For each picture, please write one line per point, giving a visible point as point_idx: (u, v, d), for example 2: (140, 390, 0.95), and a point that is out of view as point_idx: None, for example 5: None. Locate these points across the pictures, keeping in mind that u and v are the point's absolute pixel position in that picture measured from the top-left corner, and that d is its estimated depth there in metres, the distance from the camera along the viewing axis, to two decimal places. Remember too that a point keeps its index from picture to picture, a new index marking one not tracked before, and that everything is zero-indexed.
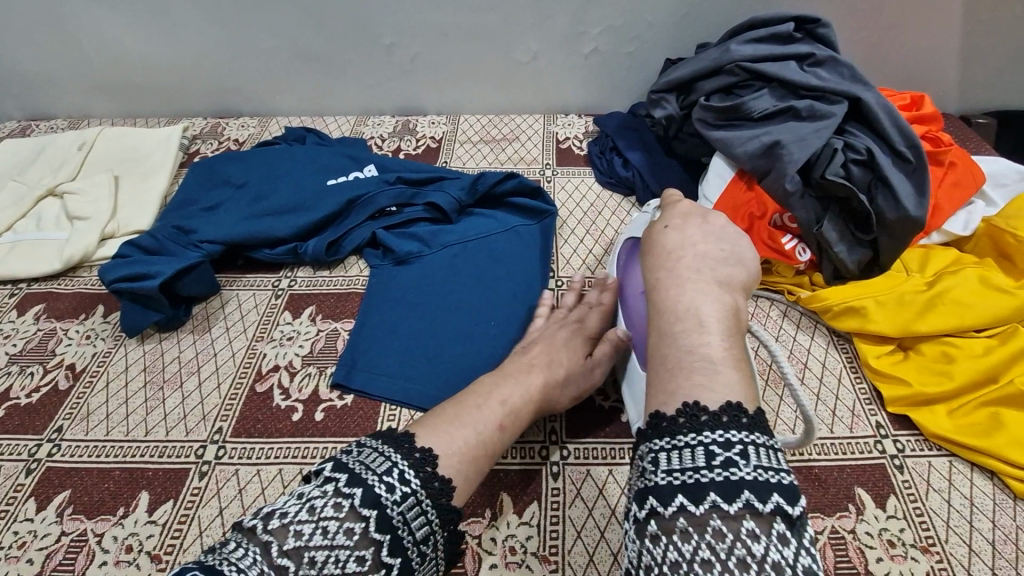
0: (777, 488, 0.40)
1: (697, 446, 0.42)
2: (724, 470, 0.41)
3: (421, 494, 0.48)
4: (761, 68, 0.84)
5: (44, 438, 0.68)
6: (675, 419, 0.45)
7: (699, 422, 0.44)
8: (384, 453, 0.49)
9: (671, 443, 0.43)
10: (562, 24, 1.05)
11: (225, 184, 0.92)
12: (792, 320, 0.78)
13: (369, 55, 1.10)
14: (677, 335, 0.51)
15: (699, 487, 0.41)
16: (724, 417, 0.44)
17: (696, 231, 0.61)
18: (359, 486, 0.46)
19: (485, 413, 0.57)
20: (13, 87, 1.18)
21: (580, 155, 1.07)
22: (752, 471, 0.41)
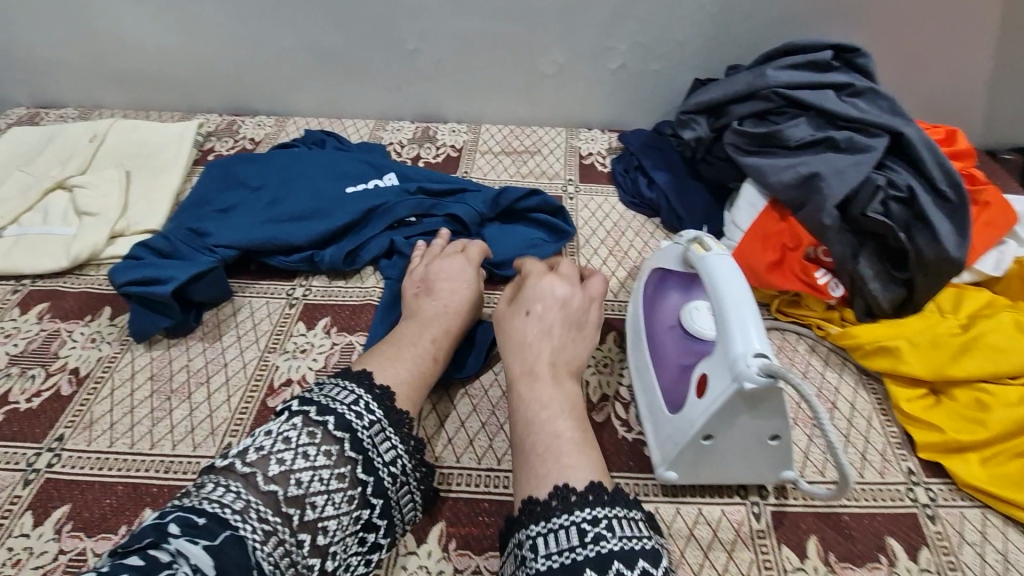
0: (642, 553, 0.45)
1: (570, 525, 0.47)
2: (595, 545, 0.45)
3: (385, 421, 0.53)
4: (798, 96, 0.82)
5: (43, 447, 0.65)
6: (549, 502, 0.49)
7: (570, 503, 0.49)
8: (345, 387, 0.54)
9: (546, 527, 0.47)
10: (590, 38, 1.03)
11: (239, 185, 0.89)
12: (819, 355, 0.76)
13: (389, 60, 1.08)
14: (542, 415, 0.57)
15: (575, 566, 0.44)
16: (590, 496, 0.49)
17: (557, 314, 0.65)
18: (329, 414, 0.50)
19: (418, 348, 0.63)
20: (24, 72, 1.14)
21: (603, 172, 1.05)
22: (617, 542, 0.46)
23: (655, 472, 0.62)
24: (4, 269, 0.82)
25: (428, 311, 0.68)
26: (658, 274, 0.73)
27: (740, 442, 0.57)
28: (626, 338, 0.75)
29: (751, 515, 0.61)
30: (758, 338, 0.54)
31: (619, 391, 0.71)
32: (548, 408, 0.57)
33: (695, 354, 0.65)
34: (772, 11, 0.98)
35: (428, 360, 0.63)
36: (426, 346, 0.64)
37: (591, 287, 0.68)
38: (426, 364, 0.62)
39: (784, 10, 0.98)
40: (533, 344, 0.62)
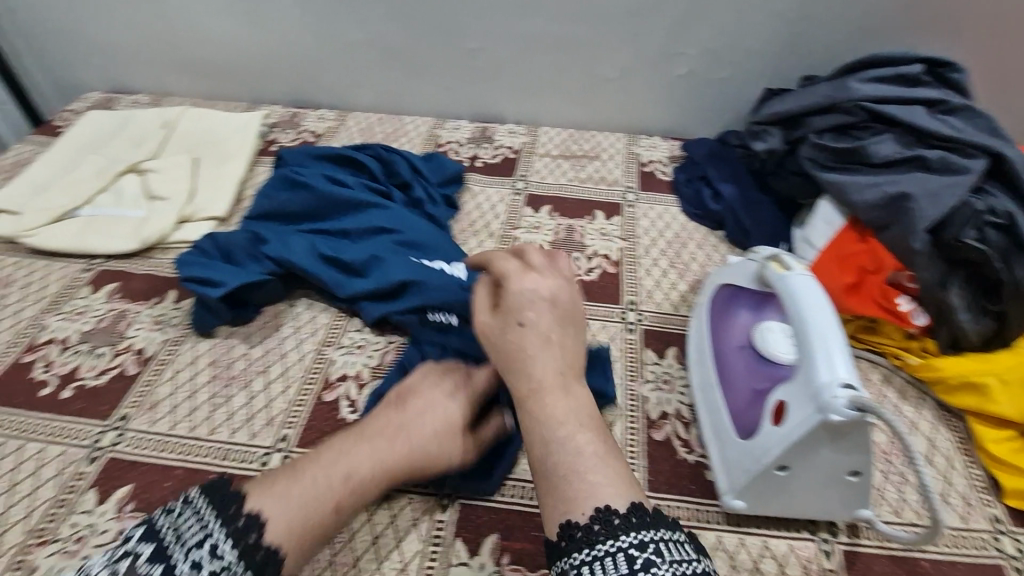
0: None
1: (617, 553, 0.43)
2: (647, 573, 0.41)
3: (236, 567, 0.45)
4: (885, 112, 0.78)
5: (108, 426, 0.66)
6: (591, 526, 0.45)
7: (614, 527, 0.44)
8: (200, 522, 0.46)
9: (590, 555, 0.43)
10: (659, 42, 1.00)
11: (310, 199, 0.83)
12: (895, 387, 0.71)
13: (453, 56, 1.07)
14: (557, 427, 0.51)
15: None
16: (634, 519, 0.44)
17: (551, 317, 0.57)
18: (160, 562, 0.44)
19: (332, 478, 0.52)
20: (101, 57, 1.18)
21: (664, 180, 1.02)
22: (669, 566, 0.42)
23: (720, 499, 0.59)
24: (77, 248, 0.84)
25: (382, 423, 0.57)
26: (726, 291, 0.71)
27: (818, 476, 0.54)
28: (688, 354, 0.73)
29: (821, 552, 0.57)
30: (844, 369, 0.51)
31: (680, 410, 0.69)
32: (564, 422, 0.51)
33: (769, 378, 0.62)
34: (856, 20, 0.93)
35: (325, 507, 0.51)
36: (337, 481, 0.52)
37: (561, 268, 0.62)
38: (327, 503, 0.51)
39: (869, 20, 0.93)
40: (532, 355, 0.54)
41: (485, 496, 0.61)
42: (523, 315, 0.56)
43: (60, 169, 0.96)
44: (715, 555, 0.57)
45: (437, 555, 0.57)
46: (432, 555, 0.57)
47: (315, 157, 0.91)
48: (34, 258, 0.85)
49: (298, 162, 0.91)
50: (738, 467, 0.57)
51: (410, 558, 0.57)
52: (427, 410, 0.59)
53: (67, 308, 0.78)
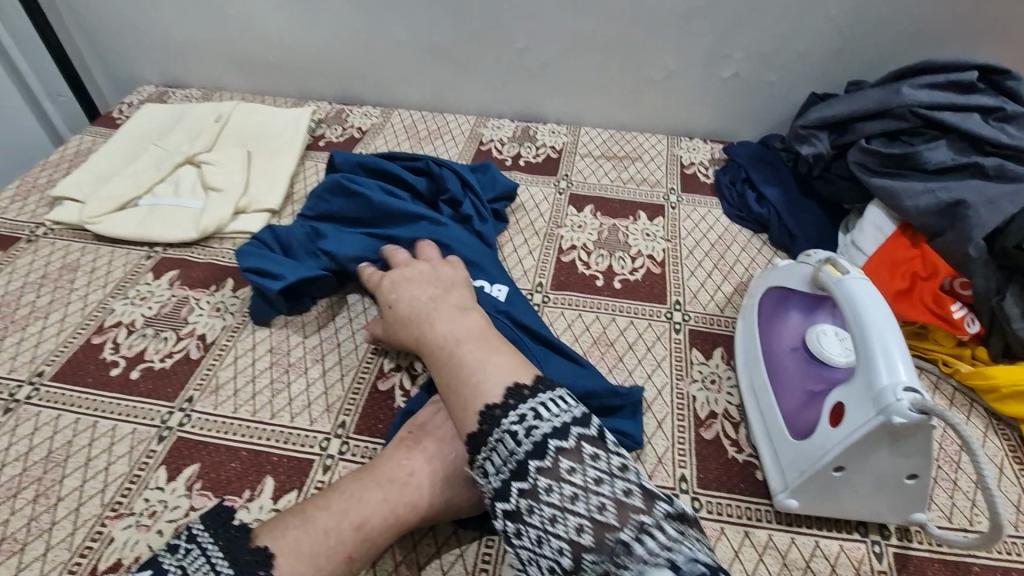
0: (577, 421, 0.48)
1: (504, 434, 0.49)
2: (529, 436, 0.47)
3: None
4: (940, 118, 0.78)
5: (175, 407, 0.68)
6: (482, 425, 0.51)
7: (496, 416, 0.50)
8: (205, 559, 0.47)
9: (488, 447, 0.49)
10: (705, 44, 1.00)
11: (364, 208, 0.84)
12: (943, 394, 0.71)
13: (499, 56, 1.08)
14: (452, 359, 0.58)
15: (524, 463, 0.46)
16: (510, 401, 0.51)
17: (425, 286, 0.67)
18: None
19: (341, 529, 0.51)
20: (157, 53, 1.22)
21: (706, 183, 1.02)
22: (552, 420, 0.48)
23: (772, 498, 0.60)
24: (140, 236, 0.87)
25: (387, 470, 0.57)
26: (777, 292, 0.72)
27: (874, 478, 0.55)
28: (735, 355, 0.73)
29: (872, 554, 0.58)
30: (904, 371, 0.52)
31: (729, 410, 0.69)
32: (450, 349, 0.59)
33: (823, 380, 0.63)
34: (908, 25, 0.93)
35: (337, 557, 0.50)
36: (345, 532, 0.51)
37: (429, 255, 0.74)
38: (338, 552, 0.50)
39: (921, 25, 0.93)
40: (425, 310, 0.64)
41: None
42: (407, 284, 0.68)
43: (121, 160, 1.00)
44: (766, 552, 0.57)
45: (492, 544, 0.59)
46: (488, 542, 0.59)
47: (368, 163, 0.90)
48: (98, 244, 0.88)
49: (352, 167, 0.91)
50: (794, 468, 0.58)
51: (467, 545, 0.59)
52: (434, 448, 0.58)
53: (132, 293, 0.81)
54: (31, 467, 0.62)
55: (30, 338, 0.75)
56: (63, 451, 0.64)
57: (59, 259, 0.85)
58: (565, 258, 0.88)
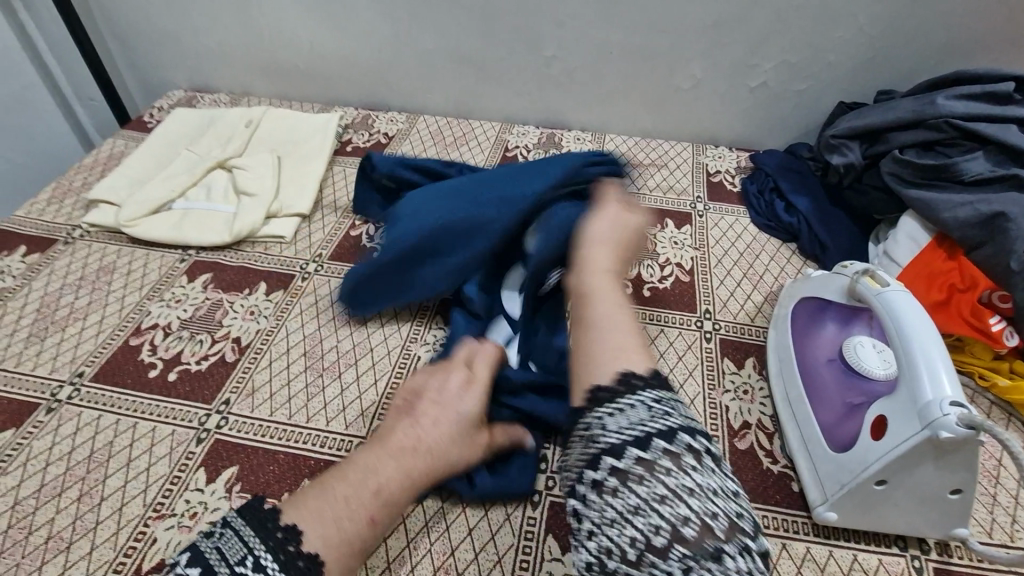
0: (698, 430, 0.45)
1: (637, 403, 0.46)
2: (664, 419, 0.45)
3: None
4: (977, 129, 0.78)
5: (212, 409, 0.69)
6: (615, 388, 0.48)
7: (632, 385, 0.48)
8: (242, 541, 0.43)
9: (613, 407, 0.47)
10: (734, 53, 1.00)
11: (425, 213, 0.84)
12: (980, 408, 0.70)
13: (526, 63, 1.09)
14: (597, 322, 0.56)
15: (647, 437, 0.44)
16: (651, 379, 0.49)
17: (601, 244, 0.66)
18: None
19: (357, 496, 0.50)
20: (187, 58, 1.24)
21: (732, 191, 1.02)
22: (678, 418, 0.45)
23: (811, 510, 0.60)
24: (174, 239, 0.89)
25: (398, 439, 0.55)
26: (812, 304, 0.71)
27: (916, 492, 0.54)
28: (768, 366, 0.73)
29: (912, 569, 0.57)
30: (950, 386, 0.52)
31: (763, 421, 0.69)
32: (604, 316, 0.57)
33: (862, 393, 0.62)
34: (941, 36, 0.92)
35: (360, 521, 0.49)
36: (365, 500, 0.50)
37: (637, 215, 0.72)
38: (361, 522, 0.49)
39: (955, 36, 0.92)
40: (588, 260, 0.64)
41: None
42: (587, 234, 0.67)
43: (154, 164, 1.01)
44: (804, 564, 0.57)
45: (529, 550, 0.58)
46: (526, 549, 0.58)
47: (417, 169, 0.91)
48: (133, 247, 0.89)
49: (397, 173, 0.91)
50: (835, 482, 0.57)
51: (505, 552, 0.58)
52: (438, 414, 0.58)
53: (167, 296, 0.82)
54: (75, 466, 0.63)
55: (70, 339, 0.76)
56: (106, 450, 0.65)
57: (96, 261, 0.87)
58: None
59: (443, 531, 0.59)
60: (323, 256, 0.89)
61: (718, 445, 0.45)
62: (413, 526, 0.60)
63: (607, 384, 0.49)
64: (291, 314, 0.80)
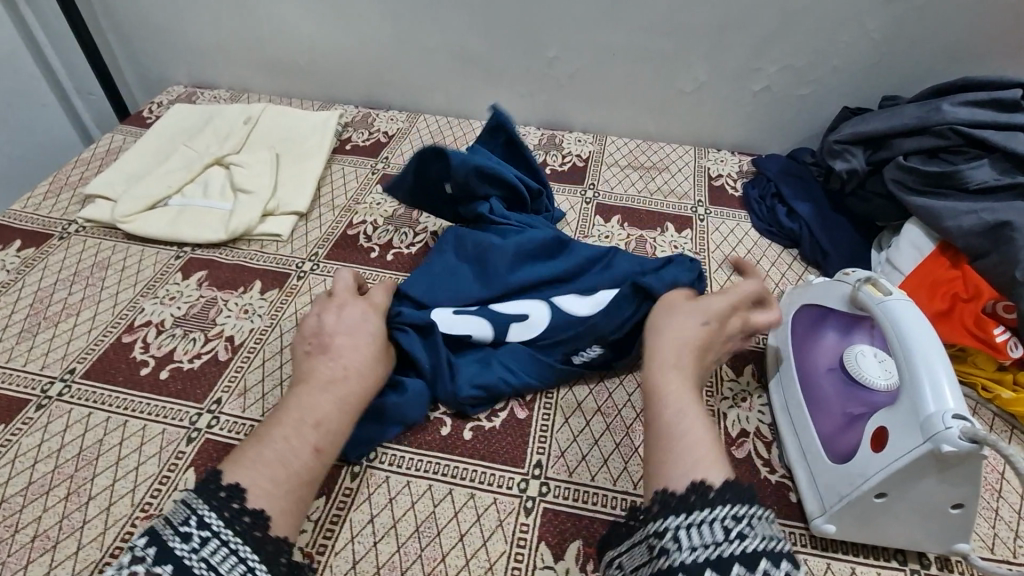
0: (779, 555, 0.44)
1: (713, 521, 0.46)
2: (741, 542, 0.45)
3: (224, 534, 0.48)
4: (983, 136, 0.77)
5: (204, 408, 0.68)
6: (687, 496, 0.48)
7: (709, 499, 0.48)
8: (184, 507, 0.49)
9: (686, 519, 0.47)
10: (737, 57, 0.99)
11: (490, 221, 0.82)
12: (983, 420, 0.68)
13: (528, 64, 1.08)
14: (676, 419, 0.55)
15: (722, 560, 0.44)
16: (730, 493, 0.48)
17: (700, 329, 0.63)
18: (152, 547, 0.45)
19: (293, 444, 0.56)
20: (188, 54, 1.24)
21: (734, 195, 1.00)
22: (758, 541, 0.45)
23: (809, 522, 0.59)
24: (169, 236, 0.88)
25: (321, 375, 0.61)
26: (813, 311, 0.70)
27: (916, 505, 0.53)
28: (767, 374, 0.72)
29: None
30: (953, 398, 0.50)
31: (761, 429, 0.67)
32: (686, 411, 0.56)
33: (863, 403, 0.61)
34: (947, 43, 0.92)
35: (305, 452, 0.55)
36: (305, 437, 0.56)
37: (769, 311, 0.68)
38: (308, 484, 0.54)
39: (962, 43, 0.91)
40: (660, 347, 0.61)
41: (567, 502, 0.61)
42: (667, 315, 0.64)
43: (151, 160, 1.01)
44: None
45: (522, 557, 0.57)
46: (518, 556, 0.57)
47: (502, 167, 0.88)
48: (128, 243, 0.89)
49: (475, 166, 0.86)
50: (835, 493, 0.56)
51: (496, 558, 0.57)
52: (351, 343, 0.64)
53: (162, 293, 0.81)
54: (63, 464, 0.63)
55: (63, 335, 0.76)
56: (95, 448, 0.64)
57: (91, 257, 0.86)
58: None
59: (434, 536, 0.58)
60: (319, 255, 0.88)
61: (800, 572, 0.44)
62: (403, 530, 0.59)
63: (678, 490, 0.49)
64: (286, 313, 0.79)
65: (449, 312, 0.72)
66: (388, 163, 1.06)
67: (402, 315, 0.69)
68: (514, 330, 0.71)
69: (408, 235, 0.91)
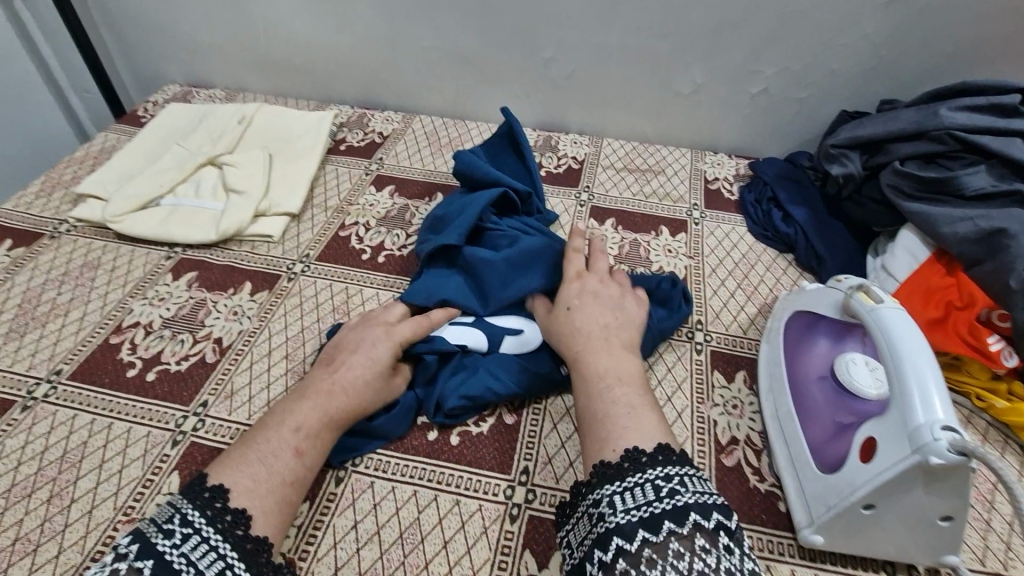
0: (711, 508, 0.47)
1: (645, 483, 0.49)
2: (672, 498, 0.47)
3: (205, 532, 0.48)
4: (981, 142, 0.76)
5: (189, 411, 0.68)
6: (622, 465, 0.51)
7: (642, 463, 0.51)
8: (170, 505, 0.50)
9: (621, 486, 0.49)
10: (734, 59, 0.99)
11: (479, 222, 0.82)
12: (976, 430, 0.68)
13: (524, 65, 1.08)
14: (601, 392, 0.59)
15: (655, 518, 0.46)
16: (659, 456, 0.51)
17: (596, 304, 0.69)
18: (136, 543, 0.46)
19: (274, 444, 0.57)
20: (185, 52, 1.23)
21: (730, 199, 1.00)
22: (690, 496, 0.48)
23: (796, 532, 0.58)
24: (160, 236, 0.88)
25: (312, 385, 0.63)
26: (805, 318, 0.69)
27: (906, 517, 0.52)
28: (759, 381, 0.71)
29: None
30: (942, 409, 0.50)
31: (751, 437, 0.67)
32: (605, 378, 0.61)
33: (853, 413, 0.61)
34: (946, 47, 0.91)
35: (286, 454, 0.56)
36: (286, 438, 0.57)
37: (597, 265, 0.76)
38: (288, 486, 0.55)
39: (962, 47, 0.90)
40: (585, 328, 0.66)
41: (553, 510, 0.61)
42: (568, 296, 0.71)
43: (144, 159, 1.00)
44: None
45: (506, 565, 0.57)
46: (502, 564, 0.57)
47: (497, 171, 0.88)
48: (119, 243, 0.88)
49: (470, 166, 0.88)
50: (823, 504, 0.55)
51: (480, 566, 0.57)
52: (351, 359, 0.65)
53: (151, 294, 0.81)
54: (46, 466, 0.62)
55: (50, 335, 0.75)
56: (79, 450, 0.64)
57: (81, 257, 0.86)
58: None
59: (417, 543, 0.58)
60: (310, 257, 0.88)
61: (731, 522, 0.47)
62: (387, 537, 0.58)
63: (613, 460, 0.52)
64: (275, 315, 0.79)
65: (446, 322, 0.73)
66: (382, 164, 1.05)
67: (421, 344, 0.70)
68: (507, 342, 0.72)
69: (400, 237, 0.91)
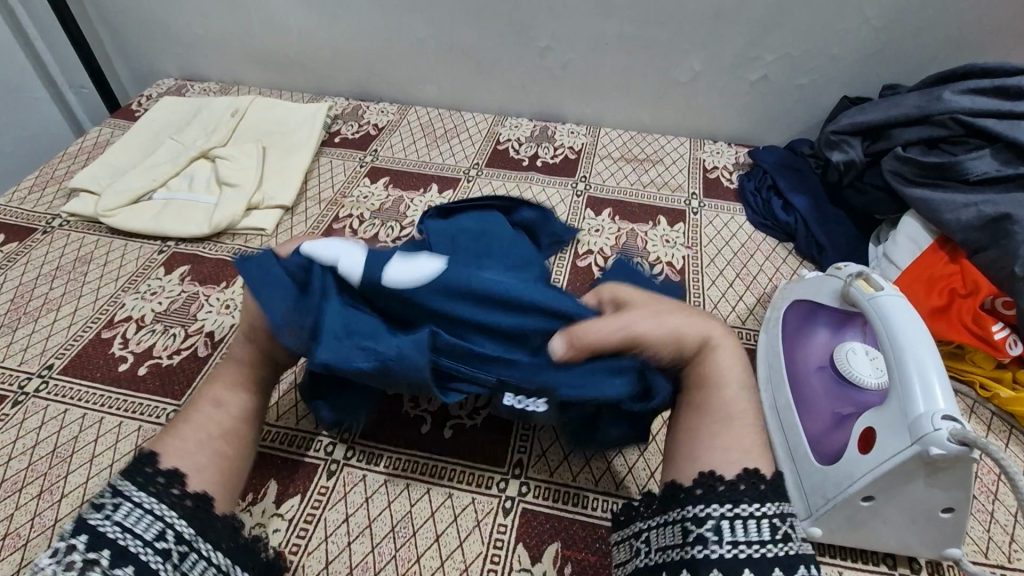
0: (813, 561, 0.44)
1: (759, 517, 0.45)
2: (785, 544, 0.44)
3: (140, 499, 0.45)
4: (985, 125, 0.74)
5: (180, 405, 0.67)
6: (736, 484, 0.47)
7: (761, 491, 0.47)
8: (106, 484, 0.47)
9: (733, 513, 0.45)
10: (734, 45, 0.97)
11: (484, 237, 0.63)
12: (980, 419, 0.66)
13: (520, 54, 1.06)
14: None
15: (766, 561, 0.43)
16: (766, 485, 0.47)
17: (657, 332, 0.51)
18: (67, 526, 0.44)
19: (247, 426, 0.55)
20: (179, 47, 1.23)
21: (729, 188, 0.98)
22: (798, 546, 0.44)
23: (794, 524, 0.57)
24: (154, 231, 0.87)
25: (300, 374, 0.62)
26: (803, 307, 0.69)
27: (906, 509, 0.51)
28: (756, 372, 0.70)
29: None
30: (944, 399, 0.48)
31: None
32: None
33: (852, 404, 0.60)
34: (949, 31, 0.89)
35: (206, 406, 0.55)
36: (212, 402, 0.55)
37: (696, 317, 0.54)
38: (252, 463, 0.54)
39: (966, 31, 0.88)
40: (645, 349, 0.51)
41: (546, 503, 0.60)
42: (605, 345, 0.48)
43: (137, 153, 1.00)
44: None
45: (499, 559, 0.56)
46: (495, 558, 0.56)
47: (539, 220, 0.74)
48: (112, 238, 0.88)
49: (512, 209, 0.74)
50: (823, 497, 0.54)
51: (472, 560, 0.56)
52: None
53: (143, 288, 0.81)
54: (37, 462, 0.62)
55: (43, 330, 0.75)
56: (70, 446, 0.63)
57: (73, 252, 0.85)
58: (581, 263, 0.84)
59: (409, 537, 0.57)
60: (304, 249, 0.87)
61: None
62: (378, 531, 0.58)
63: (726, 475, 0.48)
64: None
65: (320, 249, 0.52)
66: (377, 156, 1.04)
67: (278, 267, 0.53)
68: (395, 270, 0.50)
69: (394, 229, 0.90)
